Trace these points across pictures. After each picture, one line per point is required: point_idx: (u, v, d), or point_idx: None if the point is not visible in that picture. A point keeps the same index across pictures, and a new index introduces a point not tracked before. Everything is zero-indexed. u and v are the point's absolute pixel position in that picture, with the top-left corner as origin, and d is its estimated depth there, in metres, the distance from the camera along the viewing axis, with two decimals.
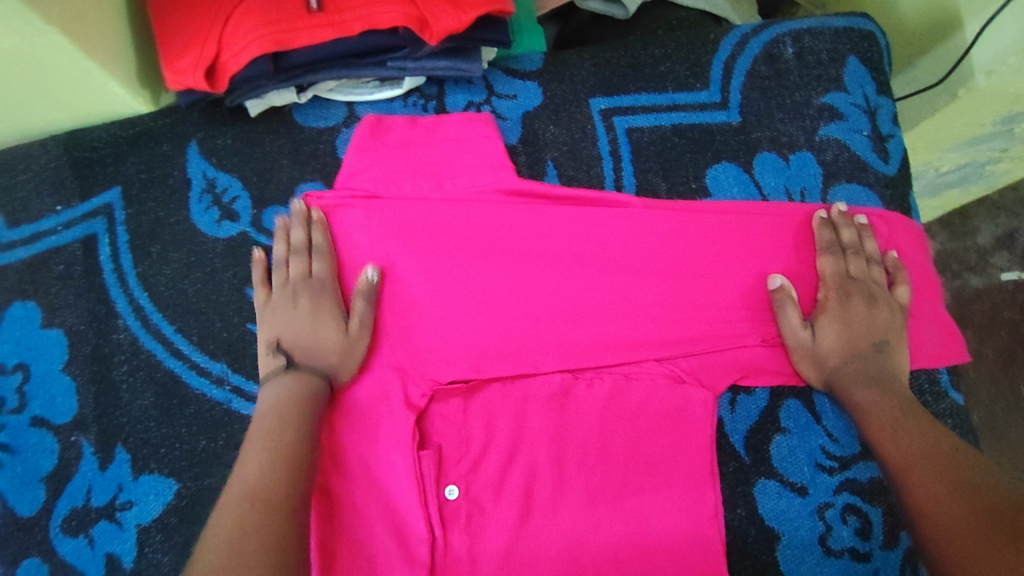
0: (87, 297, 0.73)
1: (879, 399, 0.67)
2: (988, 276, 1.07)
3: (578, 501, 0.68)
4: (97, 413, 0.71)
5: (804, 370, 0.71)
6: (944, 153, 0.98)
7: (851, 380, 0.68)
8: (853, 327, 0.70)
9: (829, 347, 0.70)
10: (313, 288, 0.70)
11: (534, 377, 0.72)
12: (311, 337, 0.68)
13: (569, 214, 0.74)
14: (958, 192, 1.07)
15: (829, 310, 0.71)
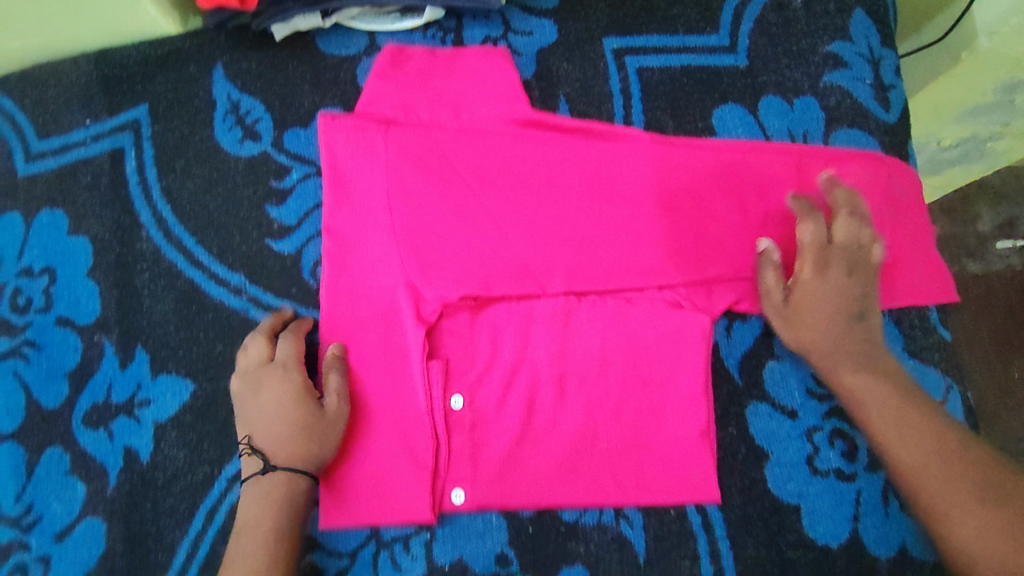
0: (112, 208, 0.76)
1: (870, 386, 0.70)
2: (987, 261, 1.11)
3: (577, 414, 0.72)
4: (120, 315, 0.74)
5: (780, 332, 0.74)
6: (946, 124, 1.02)
7: (836, 365, 0.71)
8: (832, 301, 0.71)
9: (809, 317, 0.71)
10: (280, 374, 0.69)
11: (539, 299, 0.75)
12: (280, 428, 0.67)
13: (581, 146, 0.76)
14: (960, 170, 1.10)
15: (807, 283, 0.72)
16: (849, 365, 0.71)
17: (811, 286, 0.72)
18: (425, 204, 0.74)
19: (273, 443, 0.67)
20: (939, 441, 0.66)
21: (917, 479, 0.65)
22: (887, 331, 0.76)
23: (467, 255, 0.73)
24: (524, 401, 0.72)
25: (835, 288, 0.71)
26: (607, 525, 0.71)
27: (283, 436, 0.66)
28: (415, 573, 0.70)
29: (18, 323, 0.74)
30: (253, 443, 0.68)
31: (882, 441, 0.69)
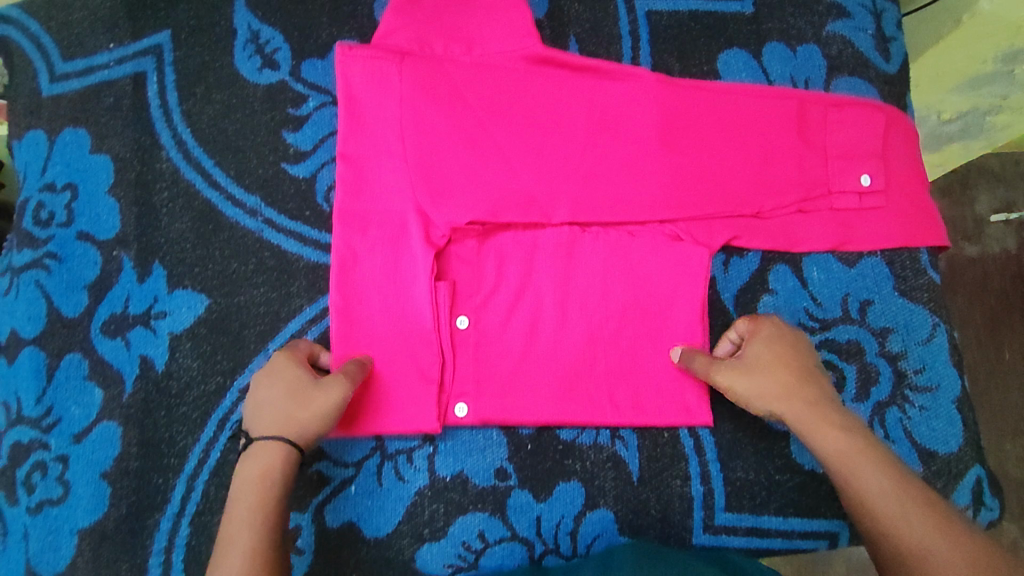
0: (134, 128, 0.78)
1: (840, 434, 0.63)
2: (983, 244, 1.23)
3: (579, 339, 0.74)
4: (138, 232, 0.76)
5: (739, 392, 0.68)
6: (947, 95, 1.07)
7: (811, 422, 0.64)
8: (787, 358, 0.68)
9: (765, 372, 0.67)
10: (278, 360, 0.69)
11: (544, 228, 0.77)
12: (275, 406, 0.66)
13: (590, 84, 0.78)
14: (959, 149, 1.19)
15: (757, 342, 0.69)
16: (823, 420, 0.64)
17: (760, 354, 0.68)
18: (435, 134, 0.74)
19: (268, 423, 0.66)
20: (912, 488, 0.59)
21: (888, 519, 0.57)
22: (878, 271, 0.78)
23: (474, 184, 0.74)
24: (528, 324, 0.74)
25: (786, 346, 0.68)
26: (603, 445, 0.74)
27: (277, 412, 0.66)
28: (417, 484, 0.73)
29: (41, 236, 0.76)
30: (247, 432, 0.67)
31: (856, 481, 0.60)
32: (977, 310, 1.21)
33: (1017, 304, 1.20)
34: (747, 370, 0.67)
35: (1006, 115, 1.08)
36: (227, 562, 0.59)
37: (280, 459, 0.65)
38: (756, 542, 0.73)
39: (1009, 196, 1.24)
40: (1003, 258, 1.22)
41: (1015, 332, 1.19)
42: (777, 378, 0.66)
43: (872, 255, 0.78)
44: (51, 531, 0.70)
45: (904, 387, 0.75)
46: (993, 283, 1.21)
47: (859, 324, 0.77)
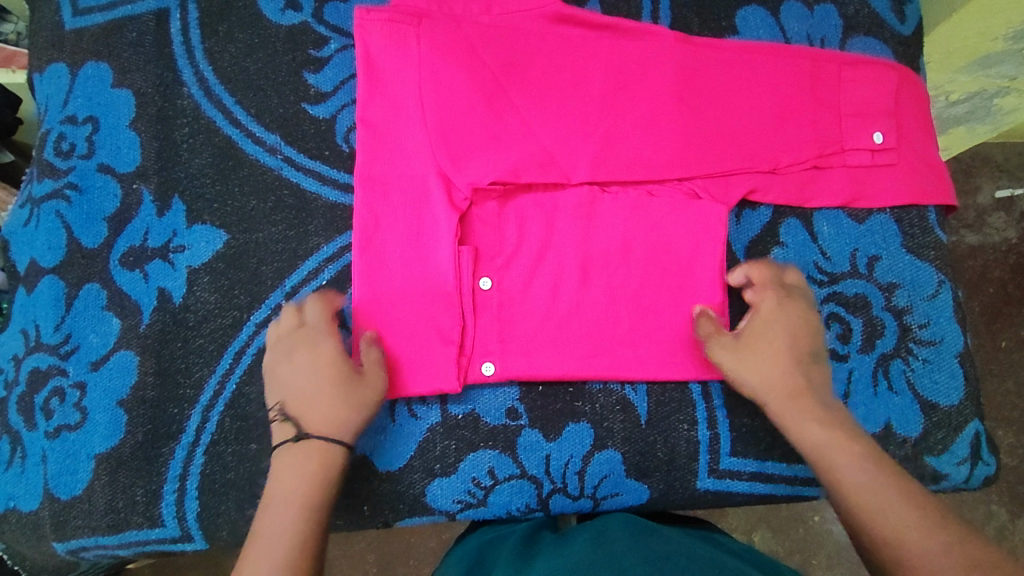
0: (156, 64, 0.79)
1: (825, 424, 0.64)
2: (984, 234, 1.26)
3: (599, 299, 0.75)
4: (159, 166, 0.77)
5: (727, 368, 0.70)
6: (956, 75, 1.09)
7: (787, 409, 0.66)
8: (781, 339, 0.69)
9: (756, 354, 0.69)
10: (311, 338, 0.69)
11: (564, 190, 0.78)
12: (316, 389, 0.67)
13: (608, 43, 0.79)
14: (965, 130, 1.22)
15: (755, 321, 0.70)
16: (808, 407, 0.66)
17: (756, 334, 0.70)
18: (453, 92, 0.77)
19: (312, 415, 0.66)
20: (889, 471, 0.60)
21: (866, 501, 0.57)
22: (886, 227, 0.79)
23: (497, 145, 0.76)
24: (550, 282, 0.75)
25: (785, 325, 0.70)
26: (613, 389, 0.75)
27: (317, 398, 0.66)
28: (430, 421, 0.74)
29: (62, 166, 0.77)
30: (286, 416, 0.67)
31: (834, 463, 0.61)
32: (976, 299, 1.24)
33: (1014, 295, 1.23)
34: (738, 350, 0.70)
35: (1013, 96, 1.11)
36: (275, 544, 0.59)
37: (321, 453, 0.65)
38: (758, 487, 0.75)
39: (1011, 188, 1.28)
40: (1005, 248, 1.25)
41: (1013, 322, 1.22)
42: (768, 360, 0.68)
43: (881, 213, 0.79)
44: (70, 454, 0.70)
45: (909, 340, 0.75)
46: (992, 273, 1.24)
47: (867, 278, 0.77)
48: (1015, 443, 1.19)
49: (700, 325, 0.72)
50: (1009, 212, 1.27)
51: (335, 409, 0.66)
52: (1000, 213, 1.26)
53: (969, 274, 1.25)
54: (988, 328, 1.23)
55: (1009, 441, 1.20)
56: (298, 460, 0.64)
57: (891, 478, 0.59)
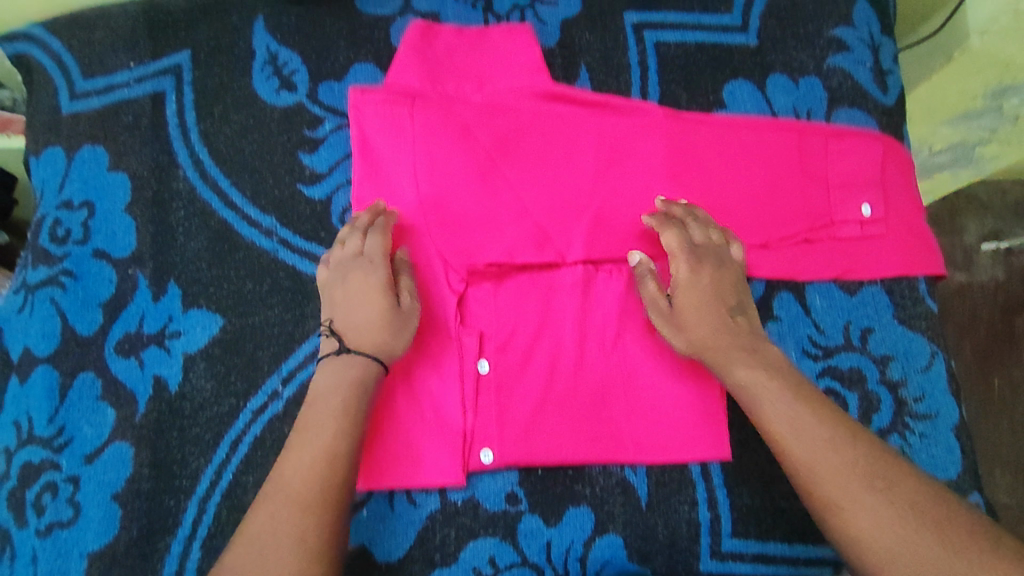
0: (152, 147, 0.79)
1: (759, 375, 0.67)
2: (971, 273, 1.22)
3: (597, 378, 0.75)
4: (154, 251, 0.77)
5: (672, 340, 0.71)
6: (938, 127, 1.11)
7: (727, 358, 0.69)
8: (708, 302, 0.71)
9: (693, 319, 0.70)
10: (370, 266, 0.70)
11: (559, 269, 0.78)
12: (358, 314, 0.69)
13: (598, 120, 0.80)
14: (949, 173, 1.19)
15: (683, 287, 0.71)
16: (742, 363, 0.68)
17: (688, 297, 0.71)
18: (448, 171, 0.77)
19: (355, 332, 0.68)
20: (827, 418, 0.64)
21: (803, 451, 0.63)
22: (878, 299, 0.79)
23: (492, 224, 0.77)
24: (548, 361, 0.75)
25: (708, 285, 0.71)
26: (612, 470, 0.75)
27: (357, 322, 0.69)
28: (429, 508, 0.73)
29: (57, 252, 0.76)
30: (332, 328, 0.70)
31: (773, 421, 0.65)
32: (965, 342, 1.21)
33: (1003, 333, 1.19)
34: (677, 318, 0.71)
35: (995, 146, 1.12)
36: (297, 455, 0.63)
37: (354, 371, 0.67)
38: (761, 569, 0.74)
39: (995, 225, 1.21)
40: (994, 287, 1.20)
41: (1004, 364, 1.18)
42: (704, 325, 0.70)
43: (872, 284, 0.80)
44: (61, 554, 0.69)
45: (904, 415, 0.76)
46: (981, 313, 1.21)
47: (861, 352, 0.78)
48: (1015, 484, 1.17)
49: (643, 288, 0.72)
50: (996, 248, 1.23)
51: (373, 339, 0.68)
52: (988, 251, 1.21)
53: (958, 316, 1.23)
54: (981, 368, 1.20)
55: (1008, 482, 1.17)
56: (340, 374, 0.67)
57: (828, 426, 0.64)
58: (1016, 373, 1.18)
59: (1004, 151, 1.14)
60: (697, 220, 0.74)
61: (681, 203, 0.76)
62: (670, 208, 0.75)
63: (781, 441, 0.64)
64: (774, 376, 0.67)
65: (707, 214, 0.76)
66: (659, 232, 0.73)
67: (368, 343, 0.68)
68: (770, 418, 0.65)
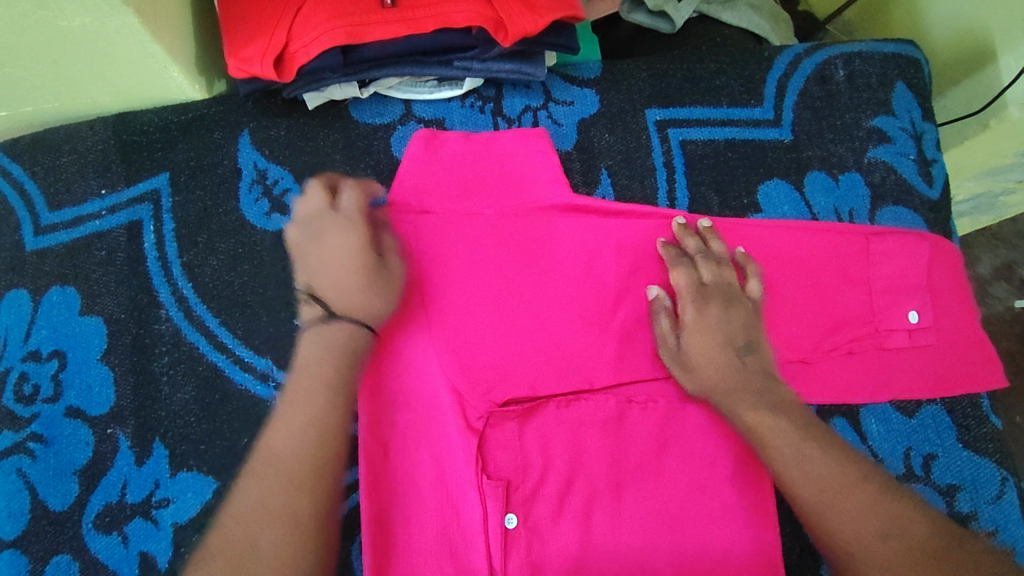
0: (129, 285, 0.71)
1: (772, 422, 0.65)
2: (987, 305, 1.18)
3: (638, 530, 0.65)
4: (136, 405, 0.68)
5: (682, 380, 0.69)
6: (963, 182, 1.03)
7: (734, 402, 0.66)
8: (719, 340, 0.68)
9: (700, 359, 0.67)
10: (342, 225, 0.68)
11: (589, 398, 0.69)
12: (331, 276, 0.66)
13: (625, 231, 0.73)
14: (966, 220, 1.15)
15: (688, 325, 0.68)
16: (744, 400, 0.66)
17: (695, 328, 0.68)
18: (460, 295, 0.70)
19: (333, 292, 0.66)
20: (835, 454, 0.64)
21: (804, 486, 0.63)
22: (938, 420, 0.72)
23: (513, 353, 0.69)
24: (582, 513, 0.66)
25: (716, 327, 0.68)
26: None
27: (332, 287, 0.66)
28: None
29: (25, 414, 0.68)
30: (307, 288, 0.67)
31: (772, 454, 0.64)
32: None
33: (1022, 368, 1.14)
34: (685, 357, 0.68)
35: (1017, 197, 1.04)
36: (285, 428, 0.62)
37: (343, 342, 0.65)
38: None
39: (1008, 256, 1.19)
40: (1010, 318, 1.17)
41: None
42: (711, 363, 0.67)
43: (931, 402, 0.73)
44: None
45: None
46: (999, 345, 1.16)
47: (925, 482, 0.70)
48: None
49: (656, 324, 0.69)
50: (1009, 280, 1.18)
51: (346, 298, 0.66)
52: (1002, 282, 1.18)
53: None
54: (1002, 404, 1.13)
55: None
56: (331, 338, 0.65)
57: (833, 459, 0.63)
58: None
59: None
60: (710, 253, 0.70)
61: (702, 225, 0.71)
62: (686, 237, 0.71)
63: (792, 486, 0.63)
64: (777, 414, 0.65)
65: (724, 247, 0.71)
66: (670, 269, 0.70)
67: (346, 304, 0.66)
68: (777, 457, 0.64)
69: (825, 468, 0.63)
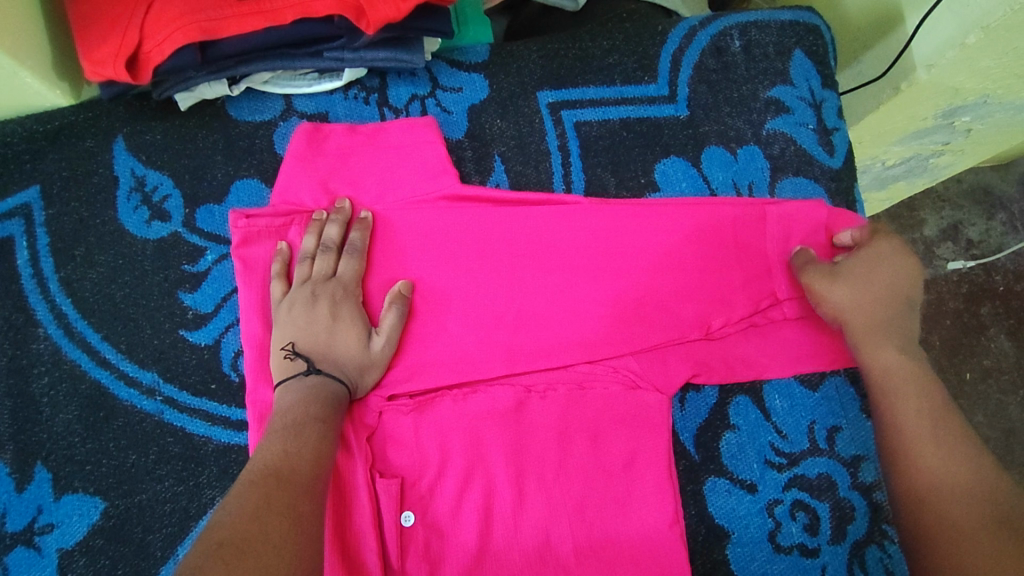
0: (3, 305, 0.68)
1: (899, 369, 0.64)
2: (934, 268, 1.18)
3: (538, 520, 0.64)
4: (15, 430, 0.66)
5: (819, 288, 0.66)
6: (890, 147, 1.01)
7: (866, 339, 0.65)
8: (882, 287, 0.66)
9: (855, 280, 0.66)
10: (346, 293, 0.66)
11: (485, 390, 0.68)
12: (329, 337, 0.64)
13: (518, 218, 0.71)
14: (904, 184, 1.13)
15: (865, 256, 0.67)
16: (881, 338, 0.65)
17: (863, 270, 0.66)
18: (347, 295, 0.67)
19: (332, 359, 0.63)
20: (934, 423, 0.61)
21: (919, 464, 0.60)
22: (842, 391, 0.71)
23: (406, 348, 0.67)
24: (481, 506, 0.64)
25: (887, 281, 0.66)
26: None
27: (334, 351, 0.63)
28: None
29: None
30: (297, 348, 0.63)
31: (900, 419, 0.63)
32: (934, 334, 1.15)
33: (972, 326, 1.15)
34: (842, 275, 0.66)
35: (947, 156, 1.04)
36: (302, 437, 0.56)
37: (315, 399, 0.59)
38: None
39: (954, 216, 1.19)
40: (957, 277, 1.16)
41: (971, 353, 1.13)
42: (861, 292, 0.65)
43: (835, 374, 0.72)
44: None
45: (881, 521, 0.68)
46: (948, 305, 1.16)
47: (829, 455, 0.69)
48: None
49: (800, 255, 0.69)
50: (956, 241, 1.18)
51: (362, 363, 0.64)
52: (948, 243, 1.18)
53: (926, 309, 1.16)
54: (950, 362, 1.13)
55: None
56: (301, 389, 0.60)
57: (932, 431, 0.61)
58: (986, 362, 1.13)
59: (957, 160, 1.07)
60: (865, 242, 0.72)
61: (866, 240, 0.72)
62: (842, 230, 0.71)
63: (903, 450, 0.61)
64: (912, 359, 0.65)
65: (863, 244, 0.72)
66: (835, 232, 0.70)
67: (357, 369, 0.63)
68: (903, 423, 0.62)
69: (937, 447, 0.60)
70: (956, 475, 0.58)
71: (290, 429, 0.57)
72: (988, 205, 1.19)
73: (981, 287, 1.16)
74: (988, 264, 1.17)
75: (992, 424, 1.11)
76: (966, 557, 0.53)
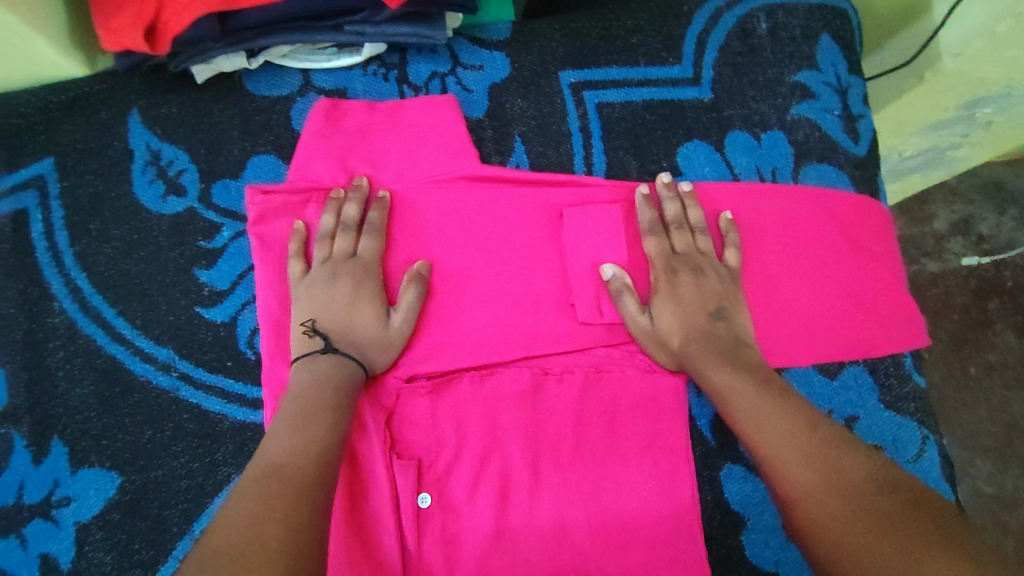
0: (17, 278, 0.68)
1: (734, 379, 0.61)
2: (945, 261, 1.17)
3: (554, 504, 0.64)
4: (31, 403, 0.66)
5: (656, 348, 0.66)
6: (908, 137, 0.99)
7: (705, 361, 0.62)
8: (695, 308, 0.65)
9: (674, 322, 0.65)
10: (363, 270, 0.65)
11: (503, 373, 0.67)
12: (348, 315, 0.63)
13: (538, 201, 0.70)
14: (919, 175, 1.12)
15: (666, 282, 0.66)
16: (710, 358, 0.62)
17: (672, 290, 0.66)
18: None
19: (349, 339, 0.62)
20: (784, 408, 0.57)
21: (771, 454, 0.55)
22: (861, 381, 0.70)
23: (422, 330, 0.67)
24: (497, 489, 0.64)
25: (697, 288, 0.66)
26: None
27: (347, 331, 0.62)
28: None
29: None
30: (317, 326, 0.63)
31: (740, 416, 0.59)
32: (941, 327, 1.14)
33: (979, 320, 1.14)
34: (659, 306, 0.65)
35: (965, 148, 1.03)
36: (312, 433, 0.55)
37: (332, 379, 0.59)
38: None
39: (965, 210, 1.18)
40: (967, 271, 1.16)
41: (979, 347, 1.13)
42: (682, 316, 0.65)
43: (854, 363, 0.70)
44: None
45: None
46: (956, 299, 1.15)
47: None
48: (994, 470, 1.09)
49: (622, 305, 0.66)
50: (966, 235, 1.17)
51: (378, 344, 0.63)
52: (958, 236, 1.17)
53: (933, 302, 1.16)
54: (957, 355, 1.13)
55: (987, 469, 1.09)
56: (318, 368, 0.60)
57: (775, 412, 0.57)
58: (991, 357, 1.12)
59: (975, 152, 1.05)
60: (687, 224, 0.69)
61: (723, 216, 0.69)
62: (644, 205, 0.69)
63: (754, 443, 0.57)
64: (746, 372, 0.61)
65: (703, 216, 0.69)
66: (642, 240, 0.69)
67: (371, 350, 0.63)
68: (742, 418, 0.59)
69: (790, 425, 0.56)
70: (801, 455, 0.54)
71: (296, 421, 0.56)
72: (1000, 200, 1.17)
73: (989, 282, 1.15)
74: (998, 259, 1.16)
75: (996, 418, 1.11)
76: (844, 541, 0.47)
